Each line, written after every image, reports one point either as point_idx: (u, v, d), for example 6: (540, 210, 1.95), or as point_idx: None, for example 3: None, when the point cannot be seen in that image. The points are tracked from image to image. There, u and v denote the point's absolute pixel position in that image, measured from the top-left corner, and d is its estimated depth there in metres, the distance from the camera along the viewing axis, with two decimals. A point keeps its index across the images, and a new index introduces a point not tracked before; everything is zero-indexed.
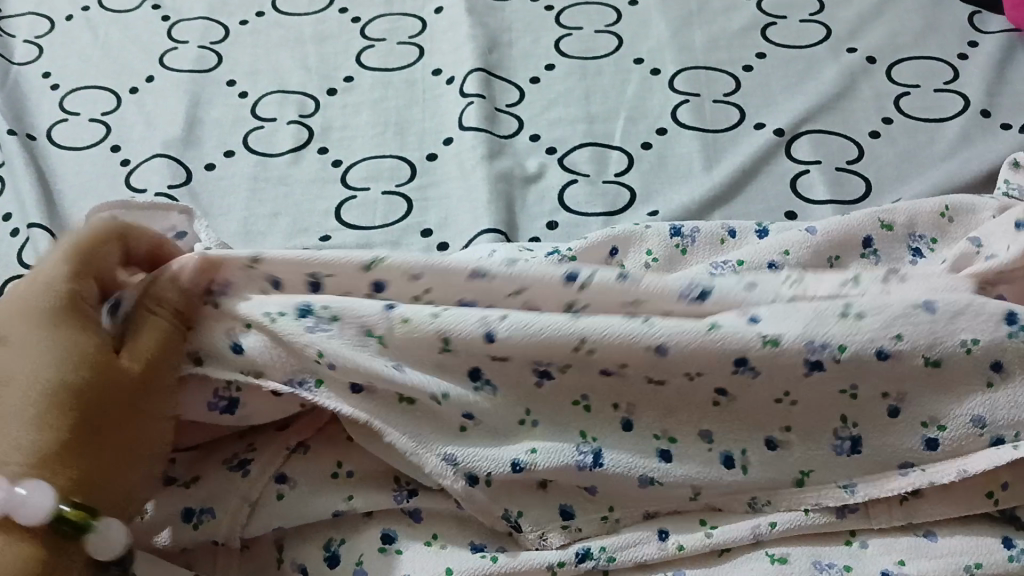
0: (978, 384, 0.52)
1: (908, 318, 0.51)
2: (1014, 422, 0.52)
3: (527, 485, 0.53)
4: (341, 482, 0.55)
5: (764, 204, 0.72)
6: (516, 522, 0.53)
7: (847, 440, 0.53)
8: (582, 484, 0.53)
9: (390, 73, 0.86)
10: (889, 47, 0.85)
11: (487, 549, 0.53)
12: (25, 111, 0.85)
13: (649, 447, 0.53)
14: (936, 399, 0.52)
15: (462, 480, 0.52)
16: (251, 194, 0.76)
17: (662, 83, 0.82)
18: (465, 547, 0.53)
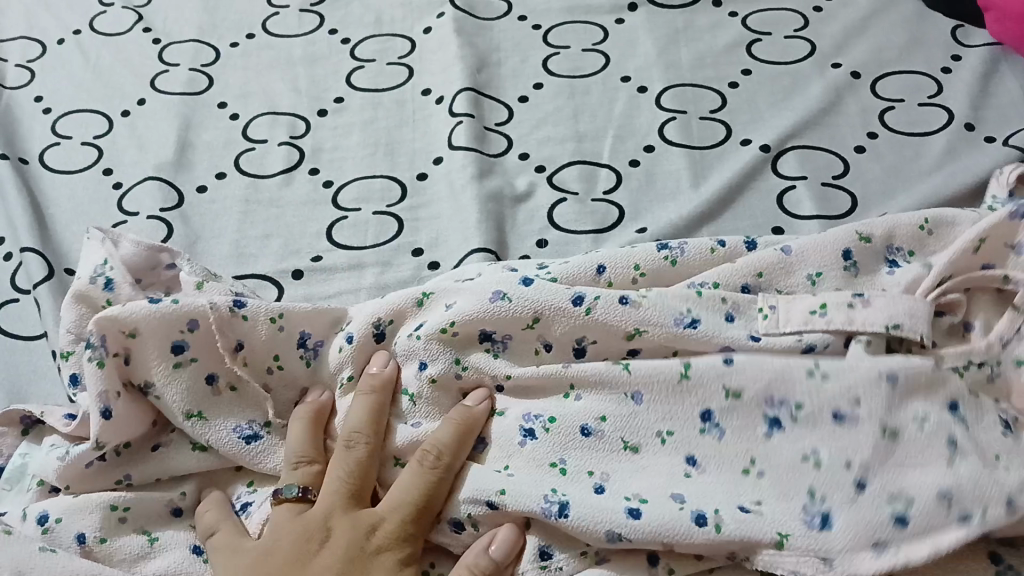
0: (941, 457, 0.51)
1: (872, 388, 0.53)
2: (984, 498, 0.49)
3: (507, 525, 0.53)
4: None
5: (751, 221, 0.73)
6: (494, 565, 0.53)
7: (819, 515, 0.50)
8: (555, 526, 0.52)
9: (380, 93, 0.87)
10: (874, 63, 0.86)
11: None
12: (17, 135, 0.85)
13: (619, 504, 0.51)
14: (903, 475, 0.51)
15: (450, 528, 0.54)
16: (243, 216, 0.77)
17: (649, 101, 0.83)
18: None
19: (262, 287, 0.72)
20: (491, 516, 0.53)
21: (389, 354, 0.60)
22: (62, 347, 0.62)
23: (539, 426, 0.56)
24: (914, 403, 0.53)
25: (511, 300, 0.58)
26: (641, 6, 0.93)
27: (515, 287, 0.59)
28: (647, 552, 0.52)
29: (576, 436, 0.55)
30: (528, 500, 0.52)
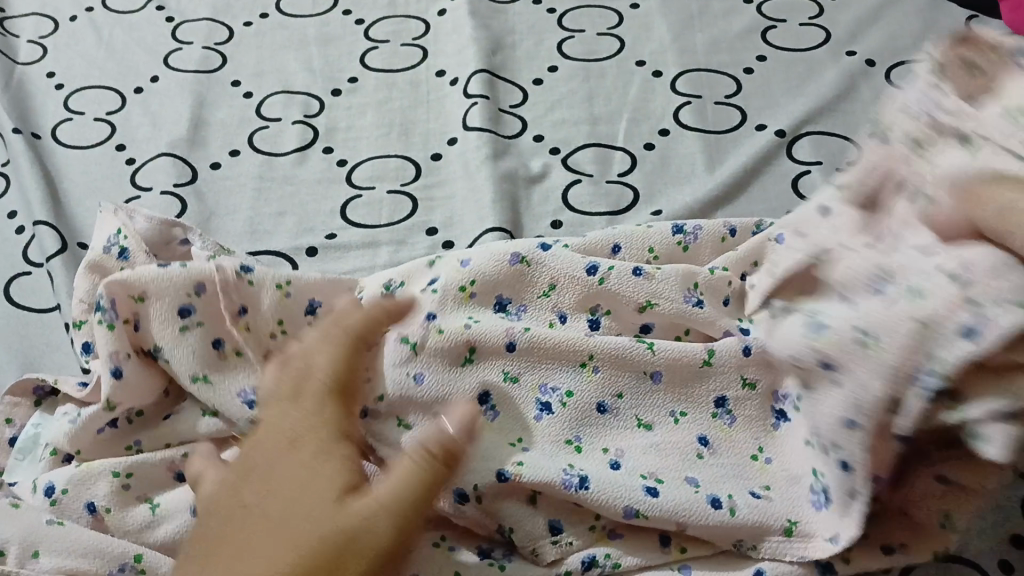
0: None
1: None
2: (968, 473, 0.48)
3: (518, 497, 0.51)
4: None
5: (765, 205, 0.73)
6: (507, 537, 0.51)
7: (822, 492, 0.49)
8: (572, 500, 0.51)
9: (394, 74, 0.87)
10: (888, 51, 0.86)
11: (495, 557, 0.52)
12: (29, 110, 0.85)
13: (637, 481, 0.51)
14: None
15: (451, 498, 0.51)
16: (257, 193, 0.77)
17: (664, 85, 0.83)
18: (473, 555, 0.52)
19: (277, 263, 0.72)
20: (506, 488, 0.51)
21: None
22: (74, 317, 0.62)
23: (555, 400, 0.54)
24: None
25: (529, 268, 0.59)
26: None
27: (535, 251, 0.59)
28: (659, 531, 0.51)
29: (592, 413, 0.54)
30: (548, 472, 0.50)
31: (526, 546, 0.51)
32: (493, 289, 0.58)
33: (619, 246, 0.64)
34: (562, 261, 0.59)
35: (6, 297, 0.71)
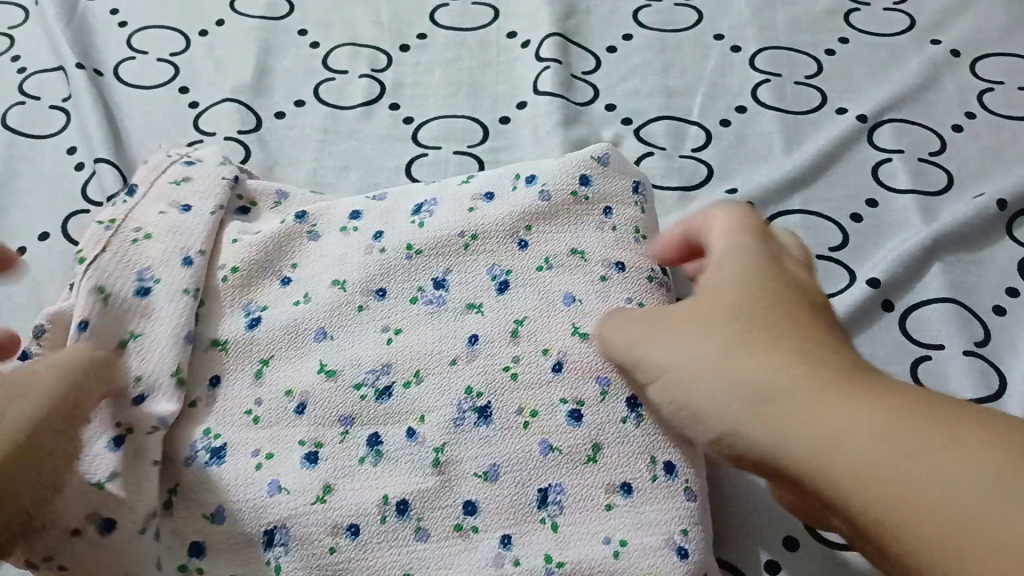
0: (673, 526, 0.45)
1: None
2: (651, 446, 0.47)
3: (576, 455, 0.47)
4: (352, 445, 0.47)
5: (844, 190, 0.71)
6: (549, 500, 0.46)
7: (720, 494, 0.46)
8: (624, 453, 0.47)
9: (464, 33, 0.85)
10: (974, 42, 0.83)
11: (550, 510, 0.46)
12: (92, 47, 0.84)
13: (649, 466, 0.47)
14: None
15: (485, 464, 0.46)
16: (321, 145, 0.75)
17: (743, 61, 0.81)
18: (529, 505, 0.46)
19: None
20: (569, 432, 0.47)
21: (444, 234, 0.55)
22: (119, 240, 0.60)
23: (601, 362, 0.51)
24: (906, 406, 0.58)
25: (534, 228, 0.56)
26: None
27: (590, 173, 0.58)
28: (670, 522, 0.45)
29: None
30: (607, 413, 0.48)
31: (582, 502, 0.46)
32: (562, 208, 0.56)
33: (640, 183, 0.59)
34: (606, 189, 0.58)
35: (61, 233, 0.69)
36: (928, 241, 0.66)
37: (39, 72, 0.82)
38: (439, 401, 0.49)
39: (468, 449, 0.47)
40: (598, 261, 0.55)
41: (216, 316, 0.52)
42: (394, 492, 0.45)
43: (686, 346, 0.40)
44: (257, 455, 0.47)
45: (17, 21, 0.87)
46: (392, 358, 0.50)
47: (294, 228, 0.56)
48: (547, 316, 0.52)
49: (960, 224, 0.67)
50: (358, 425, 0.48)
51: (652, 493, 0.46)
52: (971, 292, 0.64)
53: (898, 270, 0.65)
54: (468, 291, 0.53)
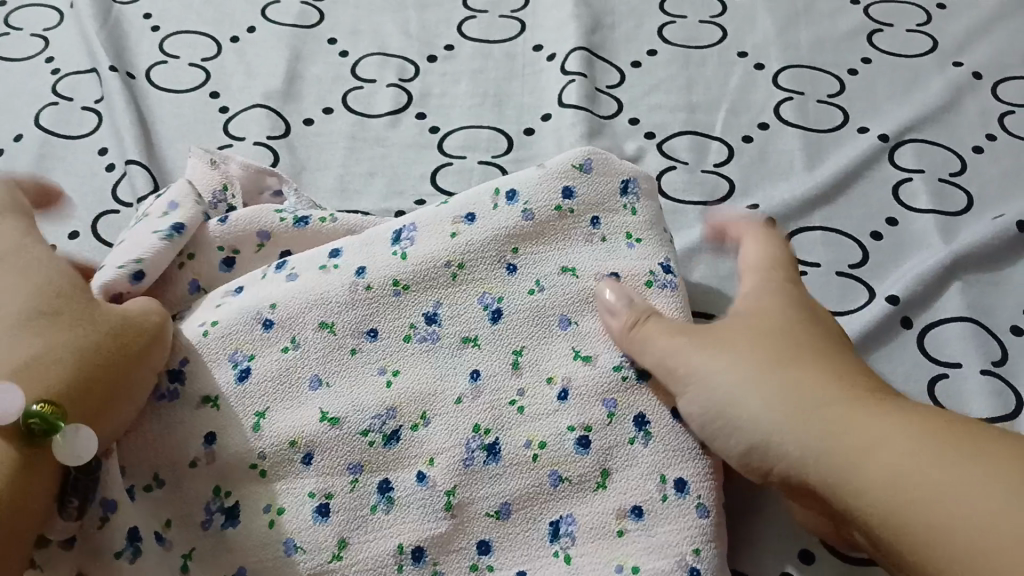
0: (685, 546, 0.47)
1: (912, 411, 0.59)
2: (662, 465, 0.49)
3: (584, 487, 0.48)
4: (361, 489, 0.47)
5: (864, 208, 0.72)
6: (561, 531, 0.47)
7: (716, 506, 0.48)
8: (637, 483, 0.48)
9: (490, 45, 0.87)
10: (996, 65, 0.83)
11: (561, 543, 0.47)
12: (126, 50, 0.86)
13: (661, 486, 0.48)
14: None
15: (493, 506, 0.47)
16: (348, 152, 0.76)
17: (766, 79, 0.82)
18: (539, 539, 0.47)
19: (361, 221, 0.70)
20: (577, 464, 0.49)
21: (434, 269, 0.54)
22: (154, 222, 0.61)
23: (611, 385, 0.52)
24: None
25: (520, 250, 0.56)
26: None
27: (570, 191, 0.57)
28: (683, 546, 0.47)
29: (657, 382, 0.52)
30: (611, 442, 0.49)
31: (585, 536, 0.47)
32: (551, 227, 0.57)
33: (626, 182, 0.59)
34: (587, 198, 0.58)
35: (92, 232, 0.71)
36: (947, 261, 0.67)
37: (72, 74, 0.83)
38: (447, 442, 0.49)
39: (478, 488, 0.48)
40: (593, 274, 0.55)
41: (205, 369, 0.50)
42: (408, 539, 0.46)
43: (731, 383, 0.47)
44: (269, 511, 0.47)
45: (53, 23, 0.89)
46: (397, 401, 0.50)
47: (274, 278, 0.55)
48: (543, 346, 0.53)
49: (980, 244, 0.68)
50: (367, 472, 0.48)
51: (663, 513, 0.47)
52: (989, 311, 0.65)
53: (917, 288, 0.65)
54: (461, 325, 0.53)
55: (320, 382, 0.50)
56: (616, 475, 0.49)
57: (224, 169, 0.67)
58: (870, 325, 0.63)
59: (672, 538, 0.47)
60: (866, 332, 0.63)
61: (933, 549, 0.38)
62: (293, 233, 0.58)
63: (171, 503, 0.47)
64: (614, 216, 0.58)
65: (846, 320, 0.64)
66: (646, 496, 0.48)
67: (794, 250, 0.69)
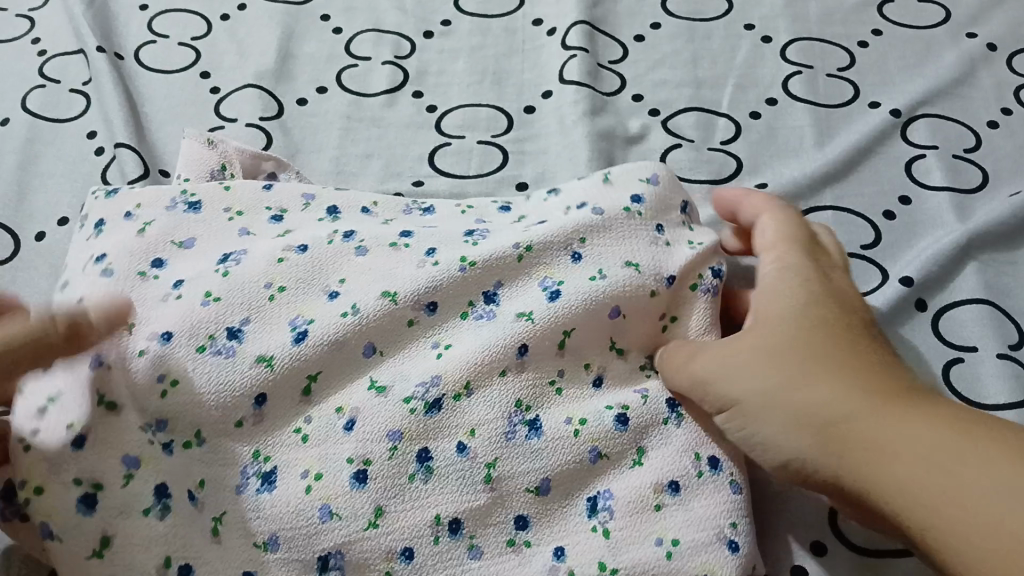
0: (723, 520, 0.46)
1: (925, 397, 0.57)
2: (694, 442, 0.48)
3: (619, 463, 0.48)
4: (402, 459, 0.45)
5: (876, 187, 0.69)
6: (598, 506, 0.46)
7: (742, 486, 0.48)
8: (673, 460, 0.48)
9: (489, 20, 0.84)
10: (1011, 35, 0.81)
11: (599, 518, 0.46)
12: (113, 30, 0.83)
13: (692, 462, 0.48)
14: None
15: (534, 480, 0.46)
16: (344, 133, 0.74)
17: (774, 53, 0.80)
18: (578, 511, 0.46)
19: None
20: (618, 437, 0.48)
21: (509, 259, 0.52)
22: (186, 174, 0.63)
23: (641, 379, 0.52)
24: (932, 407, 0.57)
25: (588, 241, 0.53)
26: None
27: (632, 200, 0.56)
28: (722, 518, 0.46)
29: None
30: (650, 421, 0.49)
31: (626, 509, 0.46)
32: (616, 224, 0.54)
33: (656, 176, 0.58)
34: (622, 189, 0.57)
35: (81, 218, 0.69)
36: (963, 241, 0.64)
37: (59, 55, 0.81)
38: (490, 413, 0.47)
39: (518, 463, 0.46)
40: (651, 273, 0.52)
41: (264, 330, 0.48)
42: (446, 510, 0.45)
43: (763, 369, 0.45)
44: (306, 476, 0.45)
45: (38, 3, 0.86)
46: (442, 371, 0.47)
47: (342, 248, 0.53)
48: (593, 327, 0.50)
49: (996, 223, 0.65)
50: (406, 440, 0.45)
51: (697, 488, 0.47)
52: (1006, 293, 0.63)
53: (931, 269, 0.63)
54: (519, 302, 0.50)
55: (373, 352, 0.49)
56: (651, 451, 0.48)
57: (216, 149, 0.65)
58: (884, 307, 0.61)
59: (707, 515, 0.46)
60: (879, 314, 0.61)
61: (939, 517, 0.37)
62: (338, 194, 0.58)
63: (207, 464, 0.45)
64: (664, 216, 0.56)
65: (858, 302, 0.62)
66: (681, 474, 0.47)
67: None
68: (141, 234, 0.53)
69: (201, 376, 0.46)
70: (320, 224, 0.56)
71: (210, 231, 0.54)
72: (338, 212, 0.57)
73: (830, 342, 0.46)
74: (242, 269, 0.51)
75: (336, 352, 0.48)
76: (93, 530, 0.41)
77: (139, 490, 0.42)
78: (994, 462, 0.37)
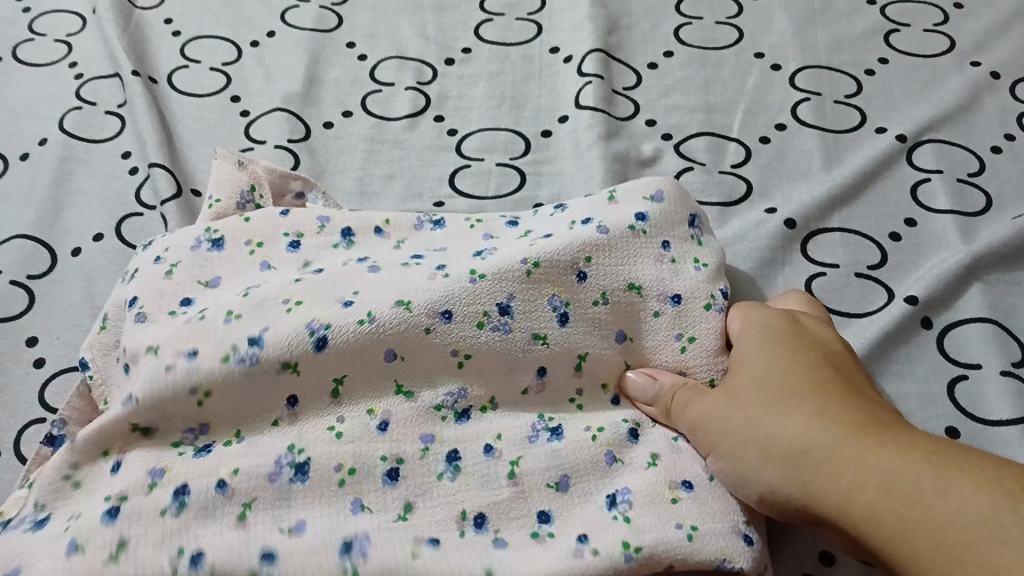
0: (738, 516, 0.48)
1: (929, 412, 0.59)
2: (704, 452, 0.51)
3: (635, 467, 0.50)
4: (430, 459, 0.49)
5: (883, 210, 0.71)
6: (619, 500, 0.49)
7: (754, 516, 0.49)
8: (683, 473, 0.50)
9: (508, 47, 0.87)
10: (1016, 64, 0.83)
11: (619, 508, 0.48)
12: (147, 55, 0.87)
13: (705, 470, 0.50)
14: None
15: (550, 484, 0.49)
16: (367, 155, 0.77)
17: (783, 80, 0.83)
18: (599, 503, 0.49)
19: None
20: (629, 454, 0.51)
21: (517, 278, 0.53)
22: (211, 197, 0.66)
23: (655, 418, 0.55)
24: (936, 421, 0.59)
25: (594, 260, 0.55)
26: None
27: (637, 221, 0.58)
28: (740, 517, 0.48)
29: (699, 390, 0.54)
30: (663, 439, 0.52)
31: (645, 496, 0.48)
32: (624, 244, 0.57)
33: (660, 192, 0.60)
34: (626, 208, 0.59)
35: (115, 235, 0.72)
36: (968, 261, 0.66)
37: (95, 78, 0.84)
38: (515, 423, 0.51)
39: (541, 462, 0.50)
40: (654, 294, 0.56)
41: (283, 330, 0.50)
42: (471, 505, 0.48)
43: (732, 413, 0.49)
44: (339, 470, 0.48)
45: (75, 28, 0.90)
46: (468, 383, 0.51)
47: (356, 268, 0.55)
48: (604, 353, 0.54)
49: (1000, 245, 0.67)
50: (437, 442, 0.50)
51: (713, 490, 0.49)
52: (1010, 313, 0.64)
53: (936, 289, 0.65)
54: (533, 320, 0.53)
55: (394, 357, 0.51)
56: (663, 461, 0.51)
57: (245, 169, 0.68)
58: (890, 324, 0.63)
59: (722, 509, 0.48)
60: (886, 332, 0.63)
61: (929, 543, 0.39)
62: (352, 216, 0.61)
63: (243, 456, 0.48)
64: (667, 231, 0.58)
65: (866, 322, 0.64)
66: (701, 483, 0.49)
67: (813, 253, 0.69)
68: (169, 276, 0.57)
69: (229, 382, 0.49)
70: (338, 252, 0.58)
71: (234, 267, 0.58)
72: (352, 235, 0.60)
73: (809, 381, 0.48)
74: (264, 290, 0.54)
75: (362, 358, 0.50)
76: (112, 535, 0.45)
77: (159, 496, 0.46)
78: (960, 485, 0.40)
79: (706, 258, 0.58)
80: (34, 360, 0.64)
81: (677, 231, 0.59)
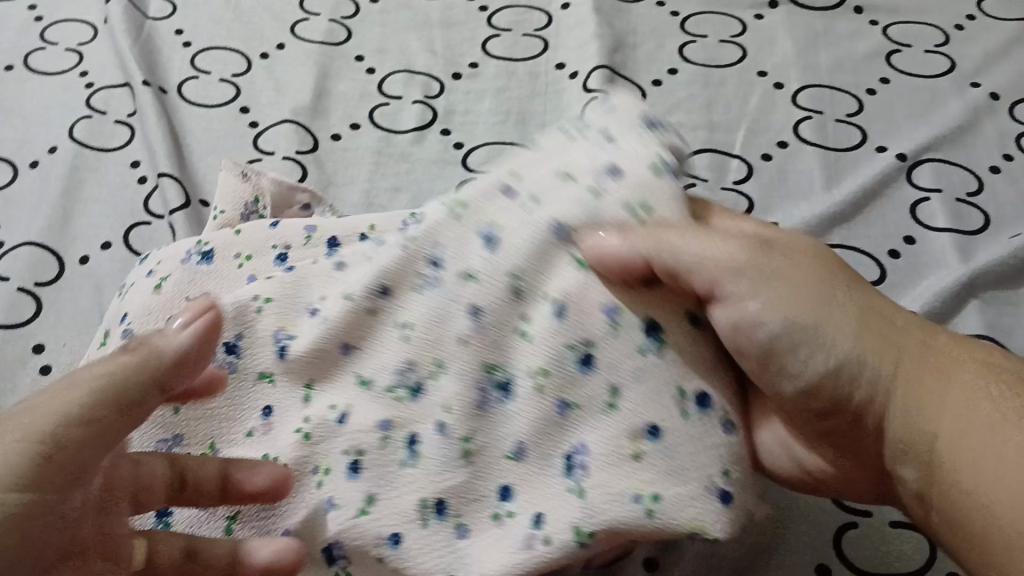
0: (712, 465, 0.41)
1: None
2: (677, 377, 0.42)
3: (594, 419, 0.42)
4: (391, 447, 0.44)
5: (882, 228, 0.72)
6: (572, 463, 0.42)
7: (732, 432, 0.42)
8: (638, 418, 0.41)
9: (514, 63, 0.89)
10: (1015, 86, 0.84)
11: (575, 478, 0.41)
12: (159, 66, 0.88)
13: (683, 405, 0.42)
14: None
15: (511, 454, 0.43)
16: (375, 167, 0.78)
17: (785, 99, 0.84)
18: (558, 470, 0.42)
19: None
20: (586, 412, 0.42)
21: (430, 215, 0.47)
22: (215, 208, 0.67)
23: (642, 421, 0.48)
24: None
25: (516, 171, 0.47)
26: (782, 5, 0.95)
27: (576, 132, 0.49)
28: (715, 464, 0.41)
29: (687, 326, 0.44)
30: None
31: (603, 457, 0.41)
32: (544, 158, 0.48)
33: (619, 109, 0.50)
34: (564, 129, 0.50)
35: (124, 243, 0.73)
36: (965, 280, 0.67)
37: (107, 88, 0.86)
38: (462, 383, 0.44)
39: (495, 432, 0.43)
40: (616, 199, 0.45)
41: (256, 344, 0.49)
42: (431, 493, 0.43)
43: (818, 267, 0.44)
44: (317, 472, 0.45)
45: (87, 38, 0.91)
46: (416, 356, 0.45)
47: (323, 269, 0.51)
48: (541, 268, 0.44)
49: (998, 264, 0.68)
50: (396, 428, 0.44)
51: (686, 428, 0.41)
52: (1008, 331, 0.65)
53: (934, 307, 0.66)
54: (461, 258, 0.45)
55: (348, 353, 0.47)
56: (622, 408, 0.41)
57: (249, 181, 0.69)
58: None
59: (691, 448, 0.41)
60: None
61: None
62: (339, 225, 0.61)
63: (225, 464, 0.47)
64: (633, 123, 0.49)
65: None
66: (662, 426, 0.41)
67: None
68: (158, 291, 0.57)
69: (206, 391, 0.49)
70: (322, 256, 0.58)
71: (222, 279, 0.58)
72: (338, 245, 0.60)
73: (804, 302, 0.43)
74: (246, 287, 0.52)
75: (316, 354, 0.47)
76: None
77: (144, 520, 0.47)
78: None
79: (657, 136, 0.48)
80: (42, 366, 0.65)
81: (619, 124, 0.49)
